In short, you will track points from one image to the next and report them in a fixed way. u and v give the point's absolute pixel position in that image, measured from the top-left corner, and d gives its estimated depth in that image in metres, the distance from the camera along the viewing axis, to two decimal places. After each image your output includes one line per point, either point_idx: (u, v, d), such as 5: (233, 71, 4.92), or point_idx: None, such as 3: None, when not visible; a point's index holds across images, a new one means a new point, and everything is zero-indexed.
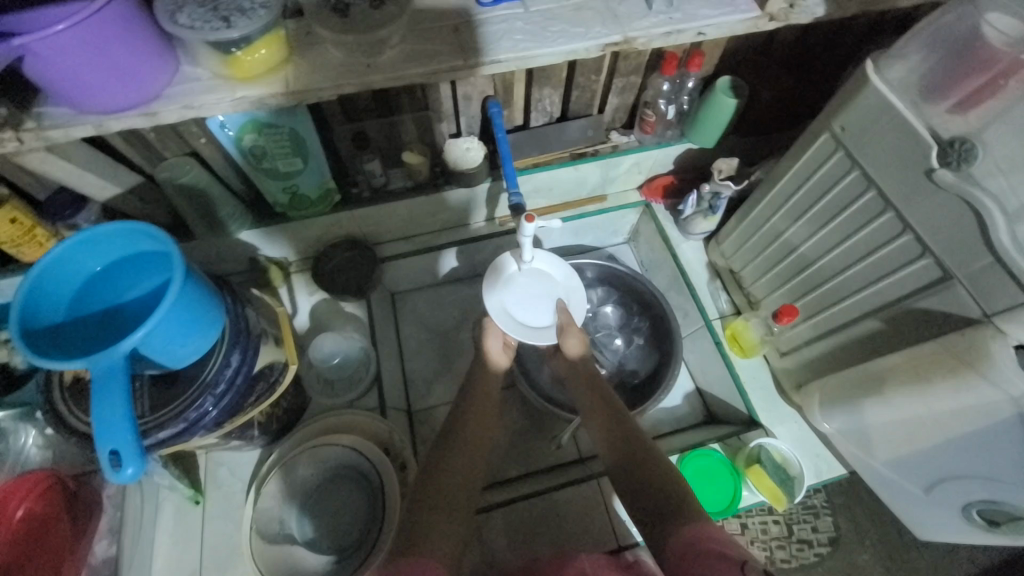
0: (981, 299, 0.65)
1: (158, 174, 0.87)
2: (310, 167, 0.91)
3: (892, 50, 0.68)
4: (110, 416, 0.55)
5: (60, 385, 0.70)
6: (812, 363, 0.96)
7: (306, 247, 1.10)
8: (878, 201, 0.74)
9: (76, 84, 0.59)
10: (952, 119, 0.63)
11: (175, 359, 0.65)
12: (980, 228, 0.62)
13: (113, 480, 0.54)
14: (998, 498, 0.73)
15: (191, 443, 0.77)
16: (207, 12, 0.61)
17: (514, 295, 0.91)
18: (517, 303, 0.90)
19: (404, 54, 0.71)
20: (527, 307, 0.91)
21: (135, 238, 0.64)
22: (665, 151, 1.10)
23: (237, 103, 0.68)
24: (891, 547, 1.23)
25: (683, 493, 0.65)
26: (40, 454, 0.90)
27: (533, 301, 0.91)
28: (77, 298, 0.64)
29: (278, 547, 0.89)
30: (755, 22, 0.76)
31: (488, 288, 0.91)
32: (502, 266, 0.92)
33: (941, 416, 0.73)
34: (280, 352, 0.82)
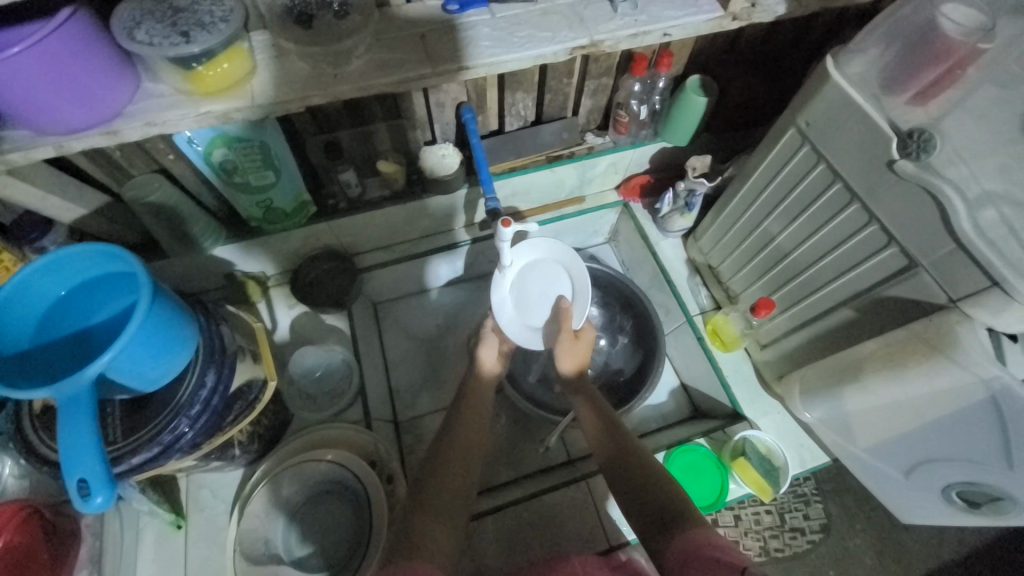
0: (947, 285, 0.66)
1: (127, 193, 0.85)
2: (283, 180, 0.90)
3: (851, 45, 0.69)
4: (77, 445, 0.53)
5: (29, 416, 0.68)
6: (791, 354, 0.97)
7: (283, 260, 1.08)
8: (844, 192, 0.75)
9: (32, 106, 0.57)
10: (912, 111, 0.65)
11: (145, 382, 0.63)
12: (941, 217, 0.63)
13: (83, 510, 0.53)
14: (975, 480, 0.75)
15: (169, 467, 0.75)
16: (166, 28, 0.60)
17: (518, 295, 0.95)
18: (523, 304, 0.95)
19: (371, 64, 0.71)
20: (532, 308, 0.96)
21: (101, 260, 0.63)
22: (639, 151, 1.11)
23: (201, 118, 0.67)
24: (880, 530, 1.25)
25: (675, 496, 0.67)
26: (17, 484, 0.86)
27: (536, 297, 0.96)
28: (40, 324, 0.62)
29: (264, 568, 0.87)
30: (719, 22, 0.77)
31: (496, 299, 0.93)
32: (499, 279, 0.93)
33: (916, 401, 0.74)
34: (258, 368, 0.81)
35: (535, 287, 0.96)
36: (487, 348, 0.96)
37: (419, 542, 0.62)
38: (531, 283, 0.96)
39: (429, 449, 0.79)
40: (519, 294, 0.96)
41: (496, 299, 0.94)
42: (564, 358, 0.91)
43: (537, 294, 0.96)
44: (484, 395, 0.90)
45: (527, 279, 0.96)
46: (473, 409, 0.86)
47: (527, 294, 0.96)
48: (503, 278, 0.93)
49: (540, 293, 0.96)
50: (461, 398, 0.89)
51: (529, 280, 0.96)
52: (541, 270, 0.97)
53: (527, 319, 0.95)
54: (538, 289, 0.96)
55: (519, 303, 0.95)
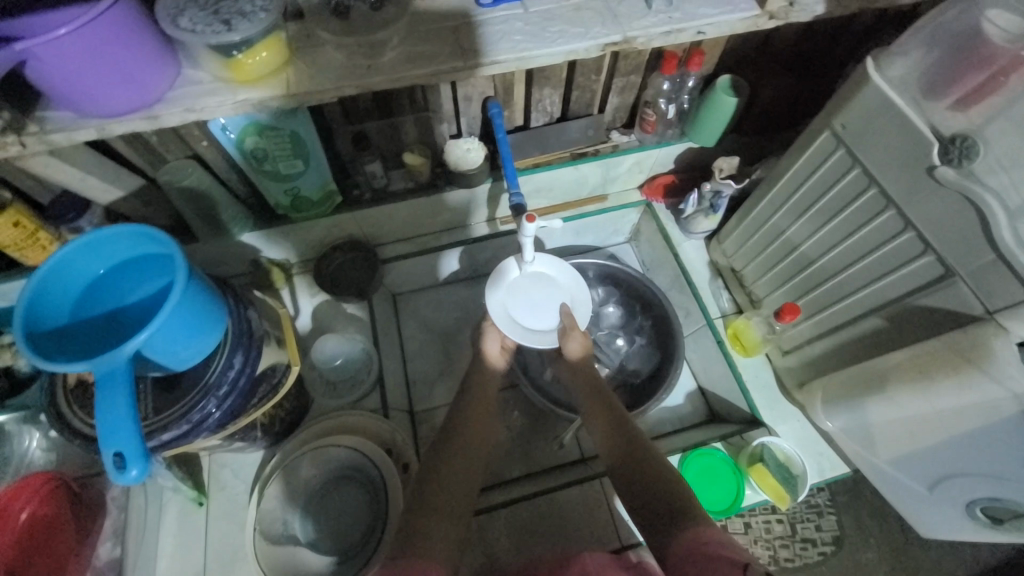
0: (983, 295, 0.65)
1: (162, 177, 0.87)
2: (311, 169, 0.91)
3: (893, 47, 0.68)
4: (113, 419, 0.55)
5: (65, 389, 0.71)
6: (814, 361, 0.96)
7: (307, 249, 1.10)
8: (880, 198, 0.73)
9: (78, 88, 0.59)
10: (954, 117, 0.63)
11: (178, 361, 0.65)
12: (981, 224, 0.62)
13: (118, 481, 0.55)
14: (999, 495, 0.73)
15: (194, 445, 0.77)
16: (208, 16, 0.61)
17: (515, 296, 0.93)
18: (518, 306, 0.92)
19: (404, 56, 0.71)
20: (529, 310, 0.92)
21: (138, 240, 0.64)
22: (665, 151, 1.10)
23: (238, 105, 0.69)
24: (896, 545, 1.23)
25: (683, 495, 0.66)
26: (45, 456, 0.91)
27: (534, 303, 0.93)
28: (79, 301, 0.64)
29: (282, 548, 0.89)
30: (754, 20, 0.76)
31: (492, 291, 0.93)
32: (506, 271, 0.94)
33: (944, 414, 0.72)
34: (282, 353, 0.82)
35: (532, 293, 0.93)
36: (490, 339, 0.95)
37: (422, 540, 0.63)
38: (530, 289, 0.93)
39: (440, 432, 0.80)
40: (516, 296, 0.93)
41: (491, 296, 0.92)
42: (573, 350, 0.89)
43: (534, 300, 0.93)
44: (491, 383, 0.90)
45: (527, 285, 0.94)
46: (486, 401, 0.87)
47: (524, 298, 0.93)
48: (506, 274, 0.93)
49: (537, 301, 0.93)
50: (468, 379, 0.91)
51: (529, 286, 0.94)
52: (544, 281, 0.95)
53: (522, 320, 0.91)
54: (536, 296, 0.93)
55: (515, 303, 0.92)
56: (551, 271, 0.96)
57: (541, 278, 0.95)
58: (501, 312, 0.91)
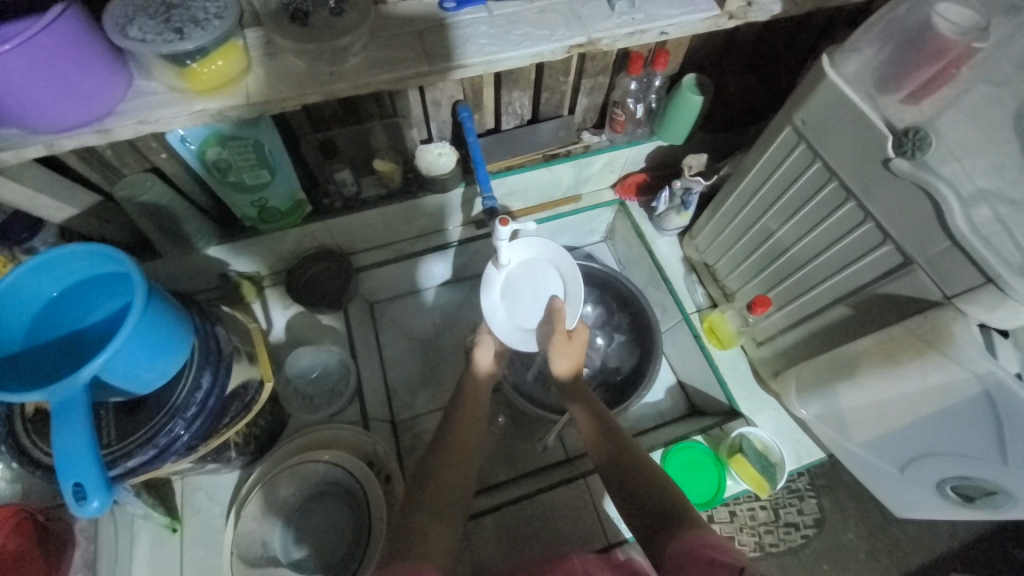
0: (941, 282, 0.67)
1: (118, 193, 0.83)
2: (278, 179, 0.89)
3: (847, 44, 0.70)
4: (71, 448, 0.52)
5: (23, 417, 0.67)
6: (787, 351, 0.98)
7: (278, 260, 1.07)
8: (840, 191, 0.76)
9: (22, 104, 0.56)
10: (907, 109, 0.66)
11: (140, 384, 0.62)
12: (935, 214, 0.64)
13: (78, 515, 0.52)
14: (969, 474, 0.76)
15: (164, 469, 0.74)
16: (159, 25, 0.59)
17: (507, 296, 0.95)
18: (514, 307, 0.95)
19: (368, 61, 0.70)
20: (524, 310, 0.96)
21: (92, 260, 0.61)
22: (636, 150, 1.11)
23: (195, 116, 0.66)
24: (873, 525, 1.27)
25: (676, 496, 0.66)
26: (8, 488, 0.84)
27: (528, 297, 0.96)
28: (32, 326, 0.61)
29: (262, 570, 0.87)
30: (715, 20, 0.77)
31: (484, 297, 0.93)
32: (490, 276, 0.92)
33: (911, 397, 0.75)
34: (255, 370, 0.80)
35: (524, 286, 0.95)
36: (481, 349, 0.96)
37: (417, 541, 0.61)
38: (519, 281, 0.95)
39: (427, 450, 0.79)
40: (509, 298, 0.95)
41: (486, 301, 0.93)
42: (560, 361, 0.90)
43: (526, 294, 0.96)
44: (484, 392, 0.91)
45: (516, 279, 0.95)
46: (471, 408, 0.86)
47: (516, 295, 0.95)
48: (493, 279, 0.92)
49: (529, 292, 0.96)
50: (456, 397, 0.89)
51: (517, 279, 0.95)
52: (529, 268, 0.96)
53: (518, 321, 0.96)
54: (527, 288, 0.96)
55: (509, 304, 0.95)
56: (535, 255, 0.95)
57: (528, 266, 0.95)
58: (500, 323, 0.95)
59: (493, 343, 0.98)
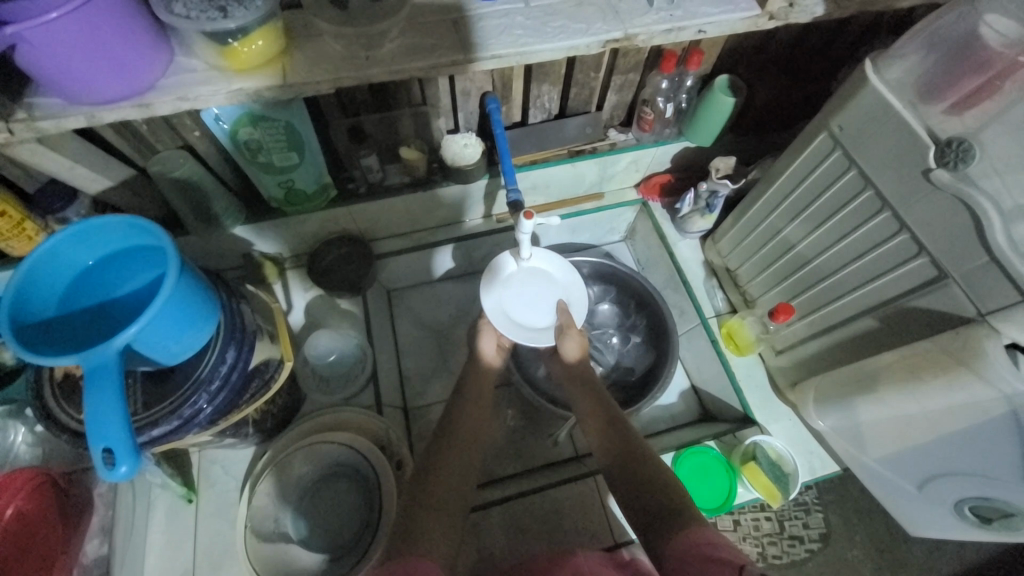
0: (976, 298, 0.65)
1: (152, 168, 0.85)
2: (306, 162, 0.90)
3: (891, 50, 0.68)
4: (101, 413, 0.53)
5: (51, 382, 0.69)
6: (807, 361, 0.96)
7: (300, 243, 1.08)
8: (875, 200, 0.74)
9: (68, 75, 0.58)
10: (948, 121, 0.64)
11: (168, 355, 0.64)
12: (976, 228, 0.63)
13: (106, 478, 0.53)
14: (990, 495, 0.75)
15: (184, 441, 0.76)
16: (203, 2, 0.60)
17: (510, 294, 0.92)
18: (514, 306, 0.91)
19: (403, 48, 0.70)
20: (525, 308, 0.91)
21: (128, 232, 0.63)
22: (663, 149, 1.10)
23: (233, 95, 0.67)
24: (883, 543, 1.25)
25: (679, 499, 0.65)
26: (30, 451, 0.89)
27: (530, 298, 0.92)
28: (68, 293, 0.62)
29: (273, 545, 0.88)
30: (755, 20, 0.76)
31: (486, 291, 0.92)
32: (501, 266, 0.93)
33: (935, 414, 0.73)
34: (275, 348, 0.82)
35: (530, 289, 0.93)
36: (484, 338, 0.95)
37: (421, 535, 0.63)
38: (525, 284, 0.93)
39: (433, 439, 0.79)
40: (512, 297, 0.92)
41: (489, 297, 0.91)
42: (570, 348, 0.90)
43: (530, 296, 0.92)
44: (489, 382, 0.91)
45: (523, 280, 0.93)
46: (484, 400, 0.86)
47: (521, 295, 0.92)
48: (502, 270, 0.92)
49: (533, 295, 0.93)
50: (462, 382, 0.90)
51: (525, 281, 0.93)
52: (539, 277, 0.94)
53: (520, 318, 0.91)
54: (532, 292, 0.93)
55: (512, 303, 0.91)
56: (548, 266, 0.95)
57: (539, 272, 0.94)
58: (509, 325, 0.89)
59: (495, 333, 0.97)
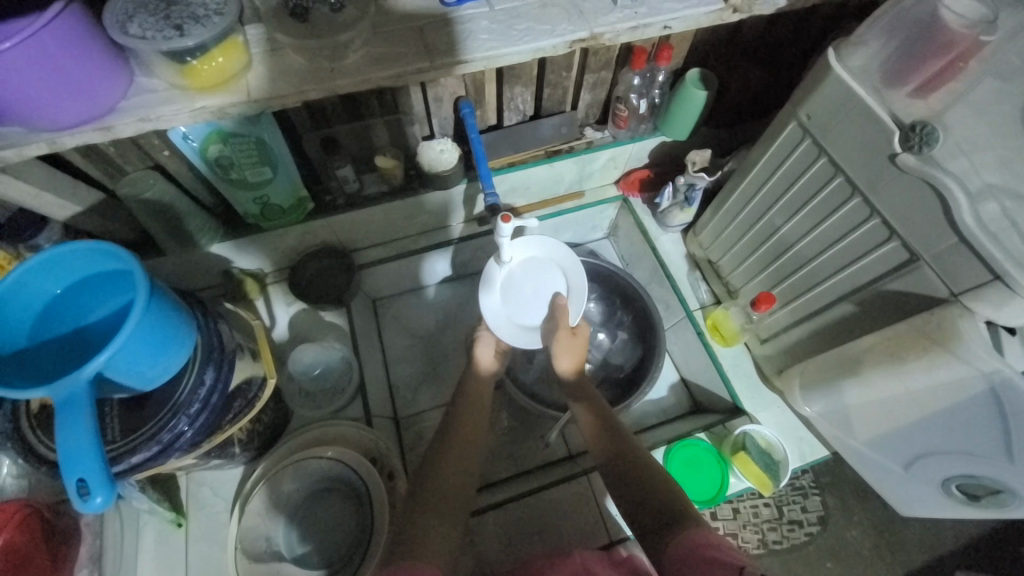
0: (948, 279, 0.66)
1: (122, 190, 0.84)
2: (280, 176, 0.89)
3: (853, 38, 0.69)
4: (75, 445, 0.52)
5: (27, 414, 0.68)
6: (791, 349, 0.97)
7: (280, 257, 1.07)
8: (846, 186, 0.75)
9: (23, 102, 0.56)
10: (914, 104, 0.65)
11: (143, 381, 0.63)
12: (943, 208, 0.63)
13: (82, 510, 0.52)
14: (975, 473, 0.76)
15: (167, 465, 0.75)
16: (159, 22, 0.59)
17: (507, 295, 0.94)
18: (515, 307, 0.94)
19: (368, 58, 0.70)
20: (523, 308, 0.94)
21: (95, 258, 0.62)
22: (639, 146, 1.11)
23: (196, 113, 0.66)
24: (877, 523, 1.26)
25: (684, 499, 0.66)
26: (15, 484, 0.86)
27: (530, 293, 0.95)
28: (37, 323, 0.61)
29: (266, 565, 0.87)
30: (719, 14, 0.76)
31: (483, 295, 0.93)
32: (490, 273, 0.93)
33: (917, 395, 0.74)
34: (258, 366, 0.81)
35: (528, 285, 0.95)
36: (482, 348, 0.95)
37: (419, 541, 0.62)
38: (521, 281, 0.94)
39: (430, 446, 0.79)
40: (511, 298, 0.94)
41: (486, 299, 0.93)
42: (563, 356, 0.89)
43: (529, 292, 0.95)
44: (485, 392, 0.90)
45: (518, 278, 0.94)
46: (474, 412, 0.85)
47: (519, 292, 0.94)
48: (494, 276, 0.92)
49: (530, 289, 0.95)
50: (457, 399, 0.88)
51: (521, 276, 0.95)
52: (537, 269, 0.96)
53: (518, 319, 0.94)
54: (530, 287, 0.95)
55: (512, 305, 0.94)
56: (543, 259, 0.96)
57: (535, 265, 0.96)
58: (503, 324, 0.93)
59: (493, 340, 0.97)
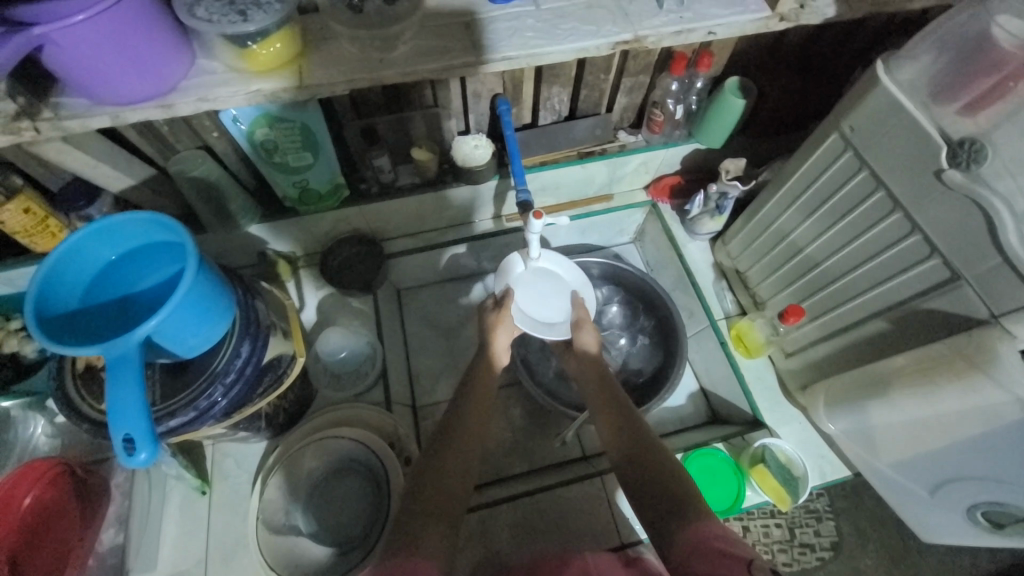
0: (989, 299, 0.65)
1: (171, 167, 0.87)
2: (320, 162, 0.92)
3: (903, 51, 0.68)
4: (123, 402, 0.55)
5: (72, 373, 0.71)
6: (817, 364, 0.96)
7: (313, 242, 1.10)
8: (887, 201, 0.74)
9: (95, 75, 0.60)
10: (960, 121, 0.63)
11: (186, 348, 0.65)
12: (988, 230, 0.62)
13: (126, 464, 0.55)
14: (1002, 500, 0.74)
15: (199, 433, 0.77)
16: (224, 6, 0.62)
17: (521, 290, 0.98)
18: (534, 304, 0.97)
19: (416, 50, 0.72)
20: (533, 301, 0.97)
21: (149, 228, 0.65)
22: (673, 151, 1.10)
23: (251, 96, 0.69)
24: (894, 551, 1.23)
25: (684, 491, 0.66)
26: (49, 442, 0.92)
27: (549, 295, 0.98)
28: (91, 286, 0.65)
29: (283, 538, 0.90)
30: (765, 22, 0.76)
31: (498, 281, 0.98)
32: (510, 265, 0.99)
33: (949, 418, 0.73)
34: (289, 344, 0.83)
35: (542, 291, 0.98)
36: (505, 314, 0.92)
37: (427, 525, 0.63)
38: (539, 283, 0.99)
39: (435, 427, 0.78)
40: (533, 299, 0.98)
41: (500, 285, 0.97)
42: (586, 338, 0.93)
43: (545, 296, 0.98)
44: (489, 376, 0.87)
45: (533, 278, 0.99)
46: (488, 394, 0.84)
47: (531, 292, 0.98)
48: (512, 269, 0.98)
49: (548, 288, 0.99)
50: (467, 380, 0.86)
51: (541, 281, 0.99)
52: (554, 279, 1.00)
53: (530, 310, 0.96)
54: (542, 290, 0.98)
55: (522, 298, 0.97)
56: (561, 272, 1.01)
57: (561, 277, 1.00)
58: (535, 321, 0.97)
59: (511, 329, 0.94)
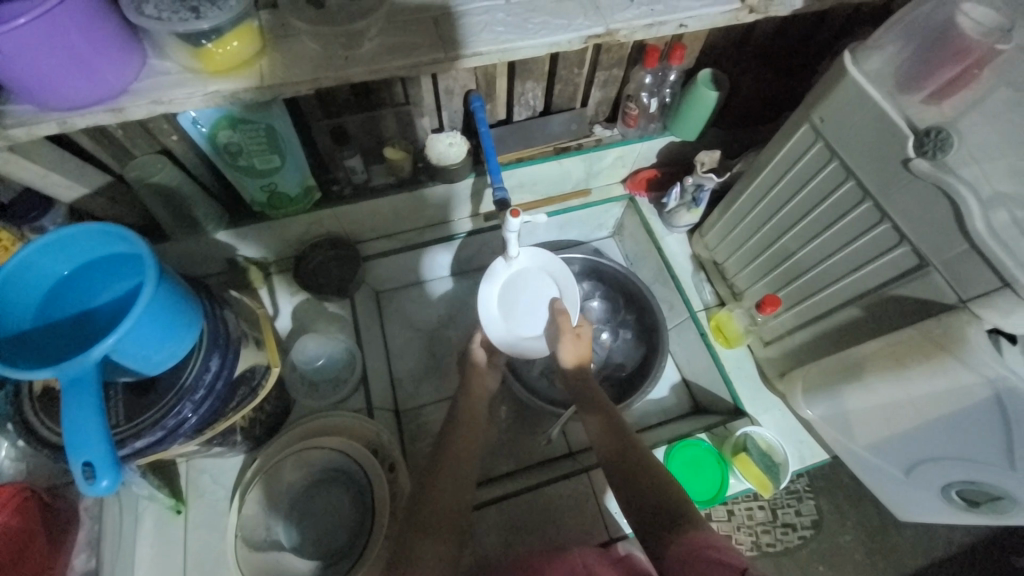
0: (957, 285, 0.66)
1: (128, 173, 0.83)
2: (288, 164, 0.88)
3: (869, 42, 0.69)
4: (81, 428, 0.52)
5: (30, 396, 0.67)
6: (794, 352, 0.97)
7: (284, 248, 1.07)
8: (857, 191, 0.75)
9: (37, 81, 0.56)
10: (927, 110, 0.65)
11: (149, 365, 0.62)
12: (955, 217, 0.63)
13: (88, 492, 0.52)
14: (976, 479, 0.76)
15: (170, 452, 0.74)
16: (175, 3, 0.59)
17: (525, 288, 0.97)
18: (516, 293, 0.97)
19: (383, 46, 0.69)
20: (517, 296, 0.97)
21: (105, 240, 0.61)
22: (648, 145, 1.10)
23: (209, 97, 0.66)
24: (872, 527, 1.27)
25: (682, 503, 0.65)
26: (13, 466, 0.86)
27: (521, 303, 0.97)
28: (43, 304, 0.61)
29: (265, 554, 0.87)
30: (735, 14, 0.76)
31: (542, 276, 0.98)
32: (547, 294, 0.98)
33: (920, 400, 0.75)
34: (262, 355, 0.81)
35: (525, 296, 0.97)
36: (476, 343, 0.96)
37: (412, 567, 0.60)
38: (524, 298, 0.97)
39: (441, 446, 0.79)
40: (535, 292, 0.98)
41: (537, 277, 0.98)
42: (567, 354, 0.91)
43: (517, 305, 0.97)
44: (481, 400, 0.89)
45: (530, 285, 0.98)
46: (478, 413, 0.86)
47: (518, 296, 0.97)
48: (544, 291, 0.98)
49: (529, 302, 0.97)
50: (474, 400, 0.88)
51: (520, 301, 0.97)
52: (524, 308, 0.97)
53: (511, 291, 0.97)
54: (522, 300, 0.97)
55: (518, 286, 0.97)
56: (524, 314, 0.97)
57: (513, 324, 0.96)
58: (497, 275, 0.95)
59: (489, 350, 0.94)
